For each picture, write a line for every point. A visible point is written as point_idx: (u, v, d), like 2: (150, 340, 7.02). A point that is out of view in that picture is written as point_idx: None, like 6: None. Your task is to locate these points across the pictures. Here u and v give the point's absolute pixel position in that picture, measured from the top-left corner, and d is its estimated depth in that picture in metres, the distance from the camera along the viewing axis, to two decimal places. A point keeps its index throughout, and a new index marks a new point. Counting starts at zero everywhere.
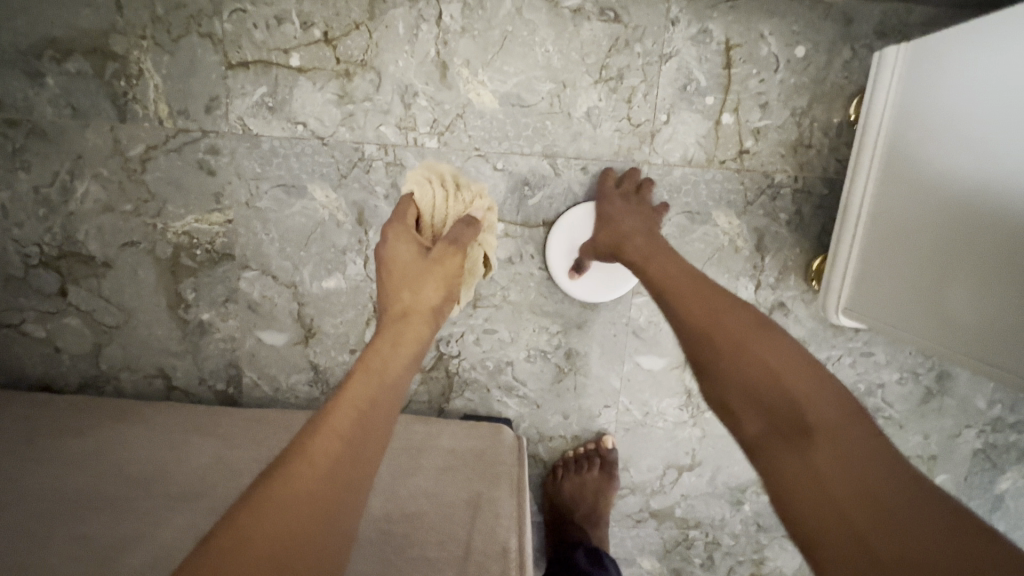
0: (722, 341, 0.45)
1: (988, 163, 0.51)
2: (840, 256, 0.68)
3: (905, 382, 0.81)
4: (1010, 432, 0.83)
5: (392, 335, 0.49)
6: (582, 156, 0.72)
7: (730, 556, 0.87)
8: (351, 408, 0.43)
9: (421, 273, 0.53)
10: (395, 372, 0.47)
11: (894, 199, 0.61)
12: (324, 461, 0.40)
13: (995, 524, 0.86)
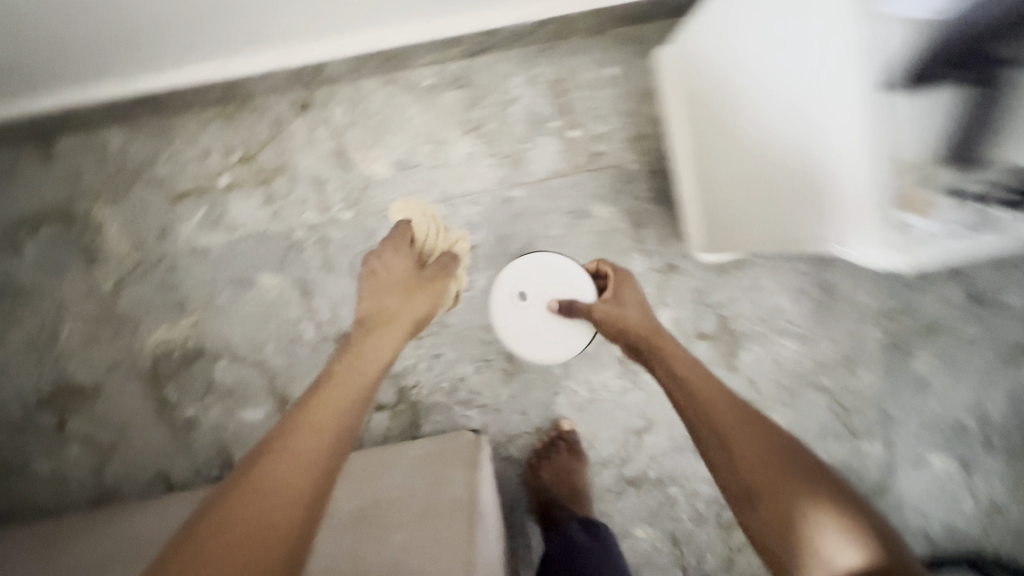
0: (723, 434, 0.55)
1: (729, 104, 0.66)
2: (690, 208, 0.82)
3: (797, 300, 0.94)
4: (902, 317, 0.95)
5: (371, 341, 0.63)
6: (470, 192, 0.88)
7: (712, 501, 0.94)
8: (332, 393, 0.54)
9: (398, 301, 0.70)
10: (354, 379, 0.57)
11: (701, 151, 0.76)
12: (303, 441, 0.48)
13: (924, 399, 0.96)
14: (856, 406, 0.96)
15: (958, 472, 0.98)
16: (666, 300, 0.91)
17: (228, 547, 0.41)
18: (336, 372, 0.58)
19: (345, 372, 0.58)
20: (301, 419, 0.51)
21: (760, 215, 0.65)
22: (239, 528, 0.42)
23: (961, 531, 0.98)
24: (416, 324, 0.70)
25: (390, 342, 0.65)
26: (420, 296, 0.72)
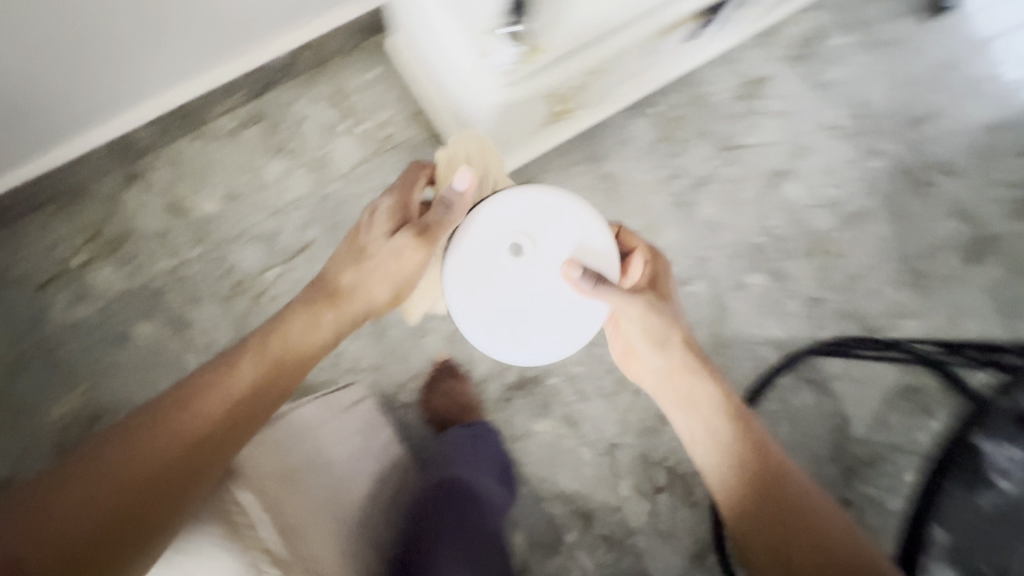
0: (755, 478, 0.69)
1: (429, 41, 0.83)
2: (461, 140, 0.98)
3: (590, 194, 1.14)
4: (677, 180, 1.17)
5: (304, 321, 0.68)
6: (294, 199, 1.04)
7: (588, 376, 1.09)
8: (238, 385, 0.61)
9: (351, 283, 0.70)
10: (265, 377, 0.63)
11: (443, 92, 0.93)
12: (179, 421, 0.57)
13: (720, 236, 1.17)
14: (673, 260, 1.16)
15: (772, 283, 1.18)
16: None
17: (88, 488, 0.52)
18: (254, 349, 0.64)
19: (255, 360, 0.63)
20: (194, 392, 0.59)
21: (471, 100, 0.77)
22: (98, 480, 0.53)
23: (795, 329, 1.18)
24: (354, 319, 0.71)
25: (308, 339, 0.67)
26: (369, 282, 0.70)
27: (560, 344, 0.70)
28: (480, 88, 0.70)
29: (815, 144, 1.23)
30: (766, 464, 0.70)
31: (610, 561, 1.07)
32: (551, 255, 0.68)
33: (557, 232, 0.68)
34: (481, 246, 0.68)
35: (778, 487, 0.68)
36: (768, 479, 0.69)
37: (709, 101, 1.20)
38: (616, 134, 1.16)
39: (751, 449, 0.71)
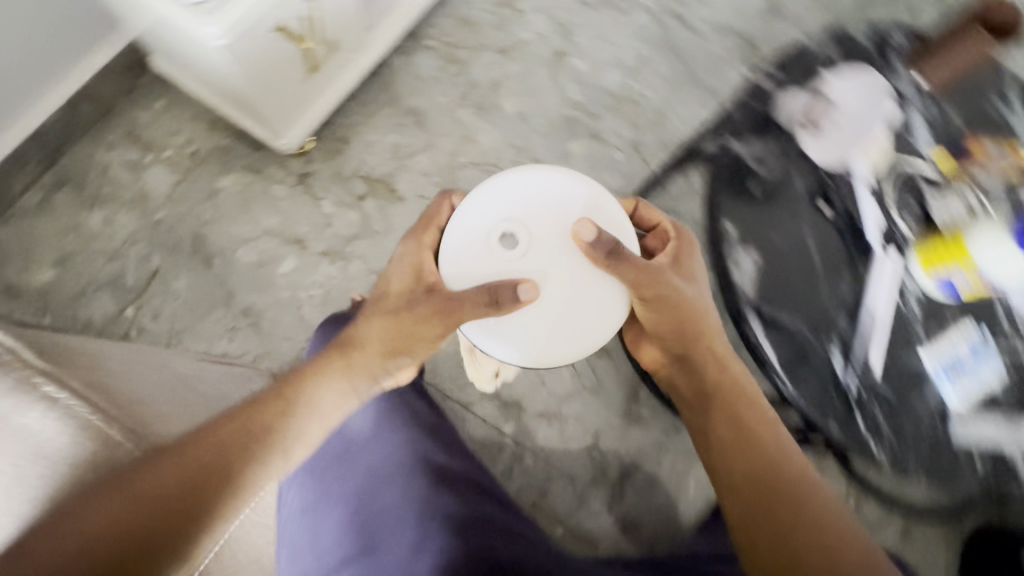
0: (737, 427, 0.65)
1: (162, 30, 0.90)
2: (245, 119, 1.06)
3: (401, 131, 1.22)
4: (472, 92, 1.28)
5: (317, 369, 0.64)
6: (126, 237, 1.08)
7: None
8: (237, 427, 0.59)
9: (375, 335, 0.64)
10: (286, 418, 0.61)
11: (205, 79, 0.99)
12: (201, 455, 0.56)
13: (529, 122, 1.28)
14: (498, 157, 1.25)
15: (592, 144, 1.30)
16: (321, 196, 1.16)
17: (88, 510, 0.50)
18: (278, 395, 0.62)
19: (280, 411, 0.61)
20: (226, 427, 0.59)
21: (205, 57, 0.83)
22: (114, 503, 0.51)
23: (629, 172, 1.29)
24: (367, 382, 0.65)
25: (326, 403, 0.63)
26: (402, 341, 0.64)
27: (570, 336, 0.64)
28: (193, 31, 0.76)
29: (579, 19, 1.37)
30: (749, 430, 0.65)
31: (552, 435, 1.13)
32: (546, 252, 0.64)
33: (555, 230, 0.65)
34: (464, 263, 0.64)
35: (780, 457, 0.64)
36: (744, 438, 0.65)
37: (473, 18, 1.32)
38: (403, 72, 1.25)
39: (731, 417, 0.67)
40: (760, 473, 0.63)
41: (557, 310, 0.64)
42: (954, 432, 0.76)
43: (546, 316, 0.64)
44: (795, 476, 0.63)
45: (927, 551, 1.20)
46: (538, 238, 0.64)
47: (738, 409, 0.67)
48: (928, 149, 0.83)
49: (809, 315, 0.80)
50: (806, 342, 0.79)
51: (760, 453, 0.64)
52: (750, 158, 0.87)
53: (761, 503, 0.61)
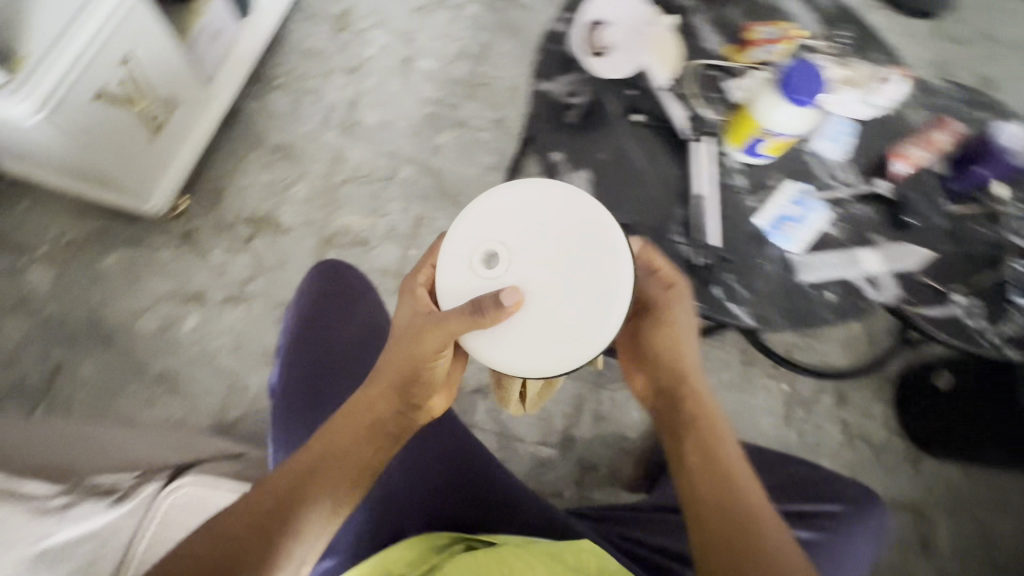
0: (707, 466, 0.60)
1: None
2: (107, 199, 1.07)
3: (272, 168, 1.27)
4: (332, 115, 1.34)
5: (342, 417, 0.61)
6: (22, 339, 1.09)
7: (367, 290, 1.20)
8: (262, 492, 0.56)
9: (401, 367, 0.59)
10: (327, 464, 0.58)
11: (52, 176, 1.00)
12: (236, 523, 0.54)
13: (393, 128, 1.35)
14: (372, 167, 1.31)
15: (458, 131, 1.37)
16: (209, 248, 1.19)
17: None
18: (318, 442, 0.60)
19: (326, 459, 0.58)
20: (274, 484, 0.57)
21: (38, 138, 0.86)
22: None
23: (498, 148, 1.36)
24: (396, 413, 0.61)
25: (367, 444, 0.60)
26: (418, 369, 0.59)
27: (570, 350, 0.51)
28: (15, 114, 0.79)
29: (417, 25, 1.46)
30: (721, 459, 0.60)
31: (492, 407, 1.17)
32: (535, 259, 0.52)
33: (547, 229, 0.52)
34: (458, 288, 0.54)
35: (747, 493, 0.58)
36: (711, 465, 0.60)
37: (317, 51, 1.40)
38: (262, 116, 1.31)
39: (706, 445, 0.62)
40: (728, 507, 0.57)
41: (552, 326, 0.51)
42: (802, 276, 0.81)
43: (543, 333, 0.52)
44: (758, 514, 0.57)
45: (862, 407, 1.30)
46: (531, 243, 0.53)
47: (712, 437, 0.62)
48: (716, 50, 0.91)
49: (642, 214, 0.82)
50: (647, 239, 0.81)
51: (732, 486, 0.59)
52: (560, 93, 0.86)
53: (721, 537, 0.55)
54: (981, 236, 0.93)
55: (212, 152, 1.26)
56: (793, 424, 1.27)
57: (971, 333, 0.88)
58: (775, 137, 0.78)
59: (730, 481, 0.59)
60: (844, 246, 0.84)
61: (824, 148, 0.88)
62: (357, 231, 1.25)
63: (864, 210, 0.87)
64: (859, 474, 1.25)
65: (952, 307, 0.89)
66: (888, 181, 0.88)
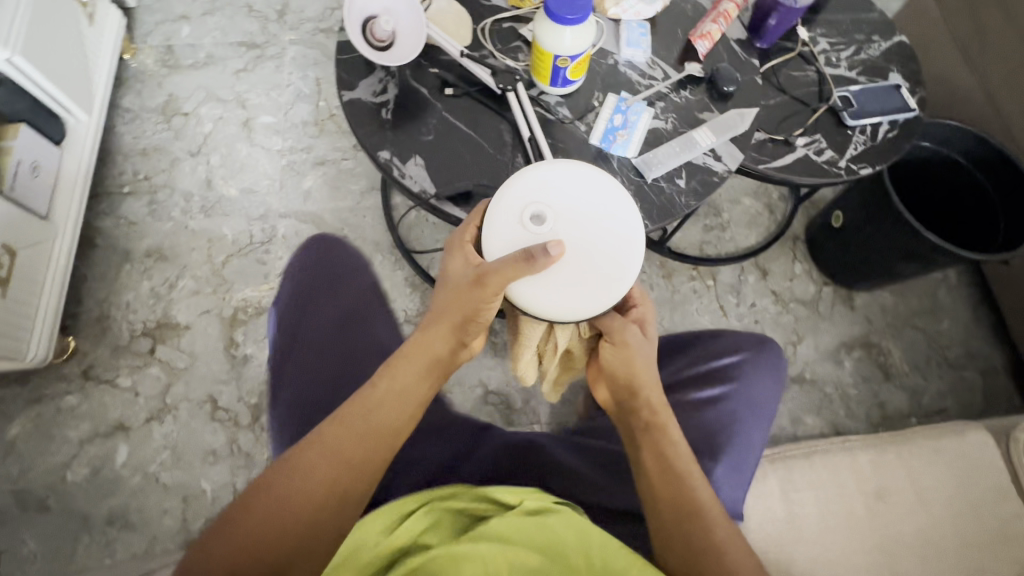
0: (665, 473, 0.64)
1: None
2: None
3: (151, 273, 1.24)
4: (192, 200, 1.31)
5: (415, 356, 0.69)
6: None
7: None
8: (355, 425, 0.63)
9: (458, 310, 0.67)
10: (400, 405, 0.66)
11: None
12: (336, 453, 0.61)
13: (257, 190, 1.33)
14: (250, 234, 1.29)
15: (322, 170, 1.37)
16: (114, 376, 1.15)
17: (278, 506, 0.56)
18: (385, 382, 0.67)
19: (393, 397, 0.66)
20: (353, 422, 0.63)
21: None
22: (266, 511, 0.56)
23: (366, 169, 1.37)
24: (451, 350, 0.70)
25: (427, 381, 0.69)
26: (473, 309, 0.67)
27: (588, 288, 0.65)
28: None
29: (246, 85, 1.45)
30: (681, 471, 0.64)
31: None
32: (571, 224, 0.66)
33: (584, 202, 0.67)
34: (512, 241, 0.65)
35: (697, 493, 0.63)
36: (670, 474, 0.64)
37: (155, 145, 1.37)
38: (121, 229, 1.28)
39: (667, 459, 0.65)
40: (686, 513, 0.62)
41: (575, 275, 0.65)
42: (650, 176, 0.83)
43: (566, 276, 0.65)
44: (717, 517, 0.62)
45: (784, 271, 1.36)
46: (568, 212, 0.66)
47: (671, 452, 0.66)
48: (502, 4, 0.95)
49: (487, 175, 0.83)
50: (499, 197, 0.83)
51: (690, 498, 0.63)
52: (369, 94, 0.86)
53: (680, 537, 0.61)
54: (801, 83, 1.01)
55: (83, 283, 1.22)
56: (732, 312, 1.31)
57: (823, 168, 0.95)
58: (572, 61, 0.80)
59: (684, 487, 0.63)
60: (679, 135, 0.87)
61: (632, 54, 0.92)
62: (257, 300, 1.23)
63: (687, 97, 0.91)
64: (804, 332, 1.30)
65: (798, 151, 0.95)
66: (696, 64, 0.93)
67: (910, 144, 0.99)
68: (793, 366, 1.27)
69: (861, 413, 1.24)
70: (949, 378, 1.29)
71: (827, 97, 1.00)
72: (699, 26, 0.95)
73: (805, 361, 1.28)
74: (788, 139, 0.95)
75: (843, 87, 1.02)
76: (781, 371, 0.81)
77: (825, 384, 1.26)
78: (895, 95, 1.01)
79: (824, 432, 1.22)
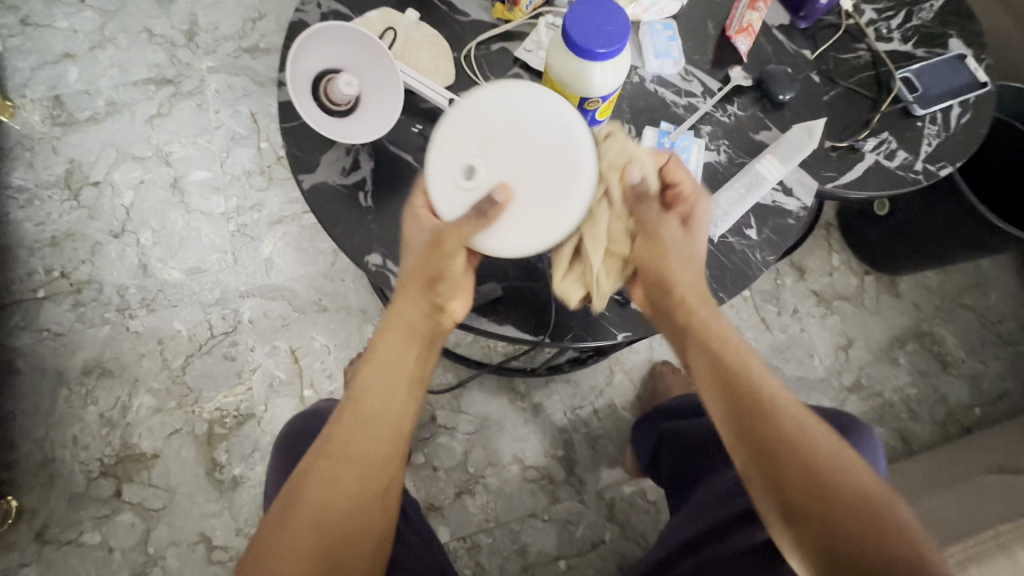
0: (718, 369, 0.54)
1: None
2: None
3: (96, 395, 1.02)
4: (128, 294, 1.07)
5: (395, 336, 0.56)
6: None
7: None
8: (341, 434, 0.54)
9: (421, 271, 0.54)
10: (387, 399, 0.55)
11: None
12: (328, 470, 0.52)
13: (206, 268, 1.10)
14: (209, 325, 1.07)
15: (281, 230, 1.13)
16: (78, 532, 0.95)
17: (281, 547, 0.50)
18: (366, 373, 0.56)
19: (379, 384, 0.55)
20: (346, 422, 0.54)
21: None
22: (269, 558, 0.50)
23: None
24: (431, 314, 0.57)
25: (413, 355, 0.57)
26: (438, 262, 0.54)
27: (559, 216, 0.51)
28: None
29: (165, 134, 1.18)
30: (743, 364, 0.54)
31: (487, 500, 1.01)
32: (509, 144, 0.51)
33: (515, 110, 0.51)
34: (455, 202, 0.52)
35: (760, 386, 0.53)
36: (727, 371, 0.53)
37: (64, 230, 1.10)
38: (45, 345, 1.03)
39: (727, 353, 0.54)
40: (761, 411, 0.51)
41: (536, 211, 0.51)
42: (715, 233, 0.66)
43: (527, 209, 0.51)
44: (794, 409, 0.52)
45: (823, 266, 1.22)
46: (500, 128, 0.51)
47: (718, 345, 0.55)
48: (486, 18, 0.73)
49: (514, 265, 0.65)
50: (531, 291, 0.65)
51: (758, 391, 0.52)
52: (336, 174, 0.65)
53: (752, 439, 0.51)
54: (855, 67, 0.83)
55: (11, 423, 0.99)
56: (775, 324, 1.17)
57: (898, 175, 0.79)
58: (603, 101, 0.61)
59: (745, 382, 0.53)
60: (737, 170, 0.70)
61: (661, 67, 0.72)
62: (234, 408, 1.03)
63: (737, 114, 0.73)
64: (853, 333, 1.18)
65: (868, 158, 0.78)
66: (739, 68, 0.74)
67: (988, 128, 0.83)
68: (848, 375, 1.16)
69: (924, 414, 1.15)
70: (1006, 357, 1.20)
71: (887, 82, 0.82)
72: (734, 15, 0.75)
73: (859, 365, 1.16)
74: (856, 145, 0.78)
75: (903, 66, 0.84)
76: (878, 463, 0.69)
77: (883, 389, 1.16)
78: (962, 67, 0.84)
79: (890, 443, 1.12)
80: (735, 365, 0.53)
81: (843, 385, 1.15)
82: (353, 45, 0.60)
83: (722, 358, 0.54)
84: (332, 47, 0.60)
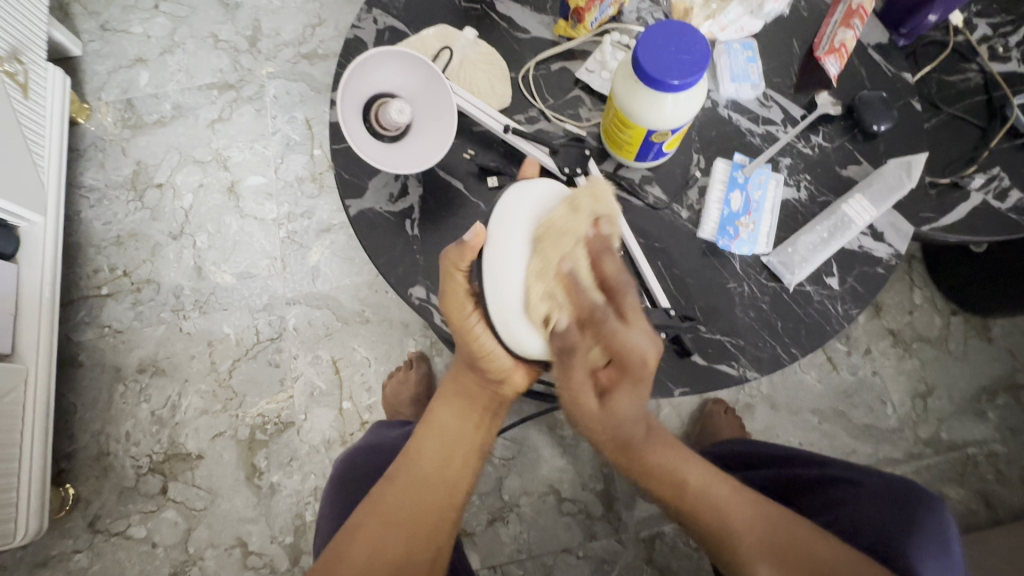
0: (703, 519, 0.55)
1: None
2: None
3: (148, 394, 1.06)
4: (182, 296, 1.11)
5: (455, 406, 0.59)
6: None
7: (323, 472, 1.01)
8: (397, 495, 0.54)
9: (465, 348, 0.55)
10: (450, 462, 0.57)
11: None
12: (387, 528, 0.52)
13: (254, 275, 1.12)
14: (255, 332, 1.08)
15: (328, 238, 1.13)
16: (125, 524, 0.99)
17: None
18: (424, 436, 0.58)
19: (437, 448, 0.57)
20: (403, 483, 0.54)
21: None
22: None
23: None
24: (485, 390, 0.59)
25: (471, 422, 0.59)
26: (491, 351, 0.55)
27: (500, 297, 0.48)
28: None
29: (224, 140, 1.20)
30: (710, 503, 0.55)
31: (520, 530, 0.97)
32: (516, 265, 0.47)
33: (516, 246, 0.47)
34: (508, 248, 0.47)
35: (740, 530, 0.53)
36: (704, 516, 0.54)
37: (125, 232, 1.15)
38: (106, 341, 1.08)
39: (675, 483, 0.57)
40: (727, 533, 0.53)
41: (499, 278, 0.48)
42: (791, 280, 0.61)
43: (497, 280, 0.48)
44: (760, 515, 0.53)
45: (902, 304, 1.10)
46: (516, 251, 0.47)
47: (683, 488, 0.56)
48: (547, 35, 0.68)
49: None
50: None
51: (709, 504, 0.55)
52: (385, 203, 0.62)
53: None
54: (961, 92, 0.74)
55: (69, 414, 1.04)
56: (844, 364, 1.06)
57: (1012, 218, 0.68)
58: (673, 134, 0.55)
59: (726, 528, 0.53)
60: (819, 210, 0.64)
61: (737, 91, 0.66)
62: (276, 415, 1.04)
63: (821, 145, 0.66)
64: (933, 381, 1.06)
65: (975, 196, 0.69)
66: (827, 92, 0.67)
67: None
68: (925, 427, 1.04)
69: (1013, 478, 1.02)
70: None
71: (1003, 108, 0.72)
72: (824, 32, 0.67)
73: (939, 417, 1.05)
74: (961, 181, 0.68)
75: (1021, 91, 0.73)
76: (951, 538, 0.55)
77: (966, 445, 1.04)
78: None
79: (971, 508, 1.01)
80: (711, 516, 0.54)
81: (919, 437, 1.04)
82: (415, 72, 0.58)
83: (683, 500, 0.56)
84: (400, 69, 0.58)
